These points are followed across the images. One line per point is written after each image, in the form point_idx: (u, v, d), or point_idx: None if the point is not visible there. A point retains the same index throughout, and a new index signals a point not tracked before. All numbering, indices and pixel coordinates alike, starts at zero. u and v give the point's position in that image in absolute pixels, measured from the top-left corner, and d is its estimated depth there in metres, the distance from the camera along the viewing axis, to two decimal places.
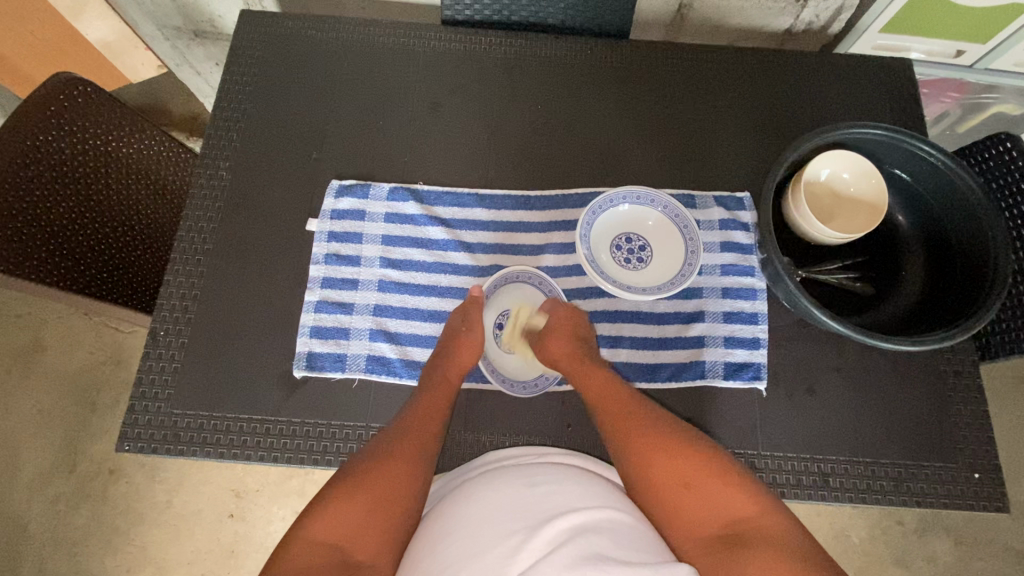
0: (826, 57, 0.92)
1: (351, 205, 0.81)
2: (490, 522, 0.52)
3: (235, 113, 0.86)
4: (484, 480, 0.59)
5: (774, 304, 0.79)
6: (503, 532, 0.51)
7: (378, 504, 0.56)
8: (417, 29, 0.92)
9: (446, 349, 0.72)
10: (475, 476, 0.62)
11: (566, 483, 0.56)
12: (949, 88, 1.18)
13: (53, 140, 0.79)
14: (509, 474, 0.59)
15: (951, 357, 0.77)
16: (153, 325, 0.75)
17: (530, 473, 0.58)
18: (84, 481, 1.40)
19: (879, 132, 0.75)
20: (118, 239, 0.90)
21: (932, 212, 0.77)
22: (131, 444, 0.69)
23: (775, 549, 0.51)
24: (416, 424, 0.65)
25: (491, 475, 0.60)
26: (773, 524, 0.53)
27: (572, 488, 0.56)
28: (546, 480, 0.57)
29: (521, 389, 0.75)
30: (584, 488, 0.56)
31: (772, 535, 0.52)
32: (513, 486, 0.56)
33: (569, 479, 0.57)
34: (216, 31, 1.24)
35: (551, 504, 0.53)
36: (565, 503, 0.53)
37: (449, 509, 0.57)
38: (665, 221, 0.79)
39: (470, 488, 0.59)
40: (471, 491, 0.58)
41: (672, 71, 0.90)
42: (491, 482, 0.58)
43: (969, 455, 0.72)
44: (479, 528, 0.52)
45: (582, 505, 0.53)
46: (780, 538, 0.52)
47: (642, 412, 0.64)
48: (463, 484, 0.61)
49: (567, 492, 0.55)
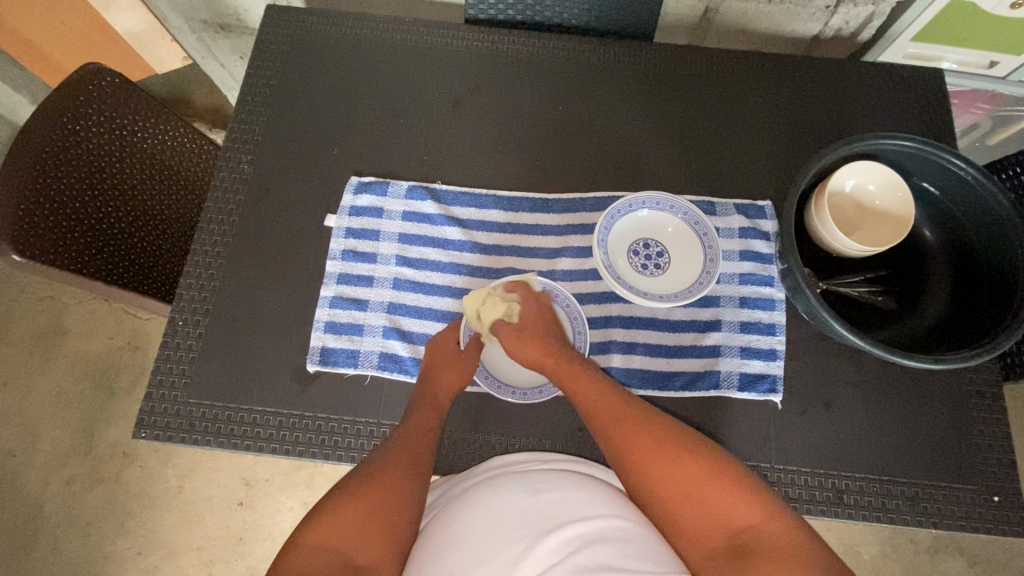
0: (854, 65, 0.90)
1: (369, 201, 0.81)
2: (495, 530, 0.53)
3: (257, 108, 0.86)
4: (489, 484, 0.59)
5: (793, 316, 0.78)
6: (509, 540, 0.51)
7: (380, 511, 0.57)
8: (440, 27, 0.92)
9: (429, 363, 0.72)
10: (480, 480, 0.62)
11: (572, 491, 0.56)
12: (979, 100, 1.15)
13: (81, 131, 0.80)
14: (513, 480, 0.59)
15: (975, 377, 0.75)
16: (172, 315, 0.76)
17: (535, 479, 0.59)
18: (99, 463, 1.43)
19: (908, 144, 0.73)
20: (139, 228, 0.91)
21: (962, 227, 0.75)
22: (147, 432, 0.71)
23: (780, 562, 0.51)
24: (409, 439, 0.64)
25: (496, 479, 0.60)
26: (777, 530, 0.54)
27: (576, 494, 0.56)
28: (551, 487, 0.57)
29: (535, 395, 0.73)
30: (588, 494, 0.56)
31: (777, 544, 0.53)
32: (519, 492, 0.56)
33: (574, 486, 0.58)
34: (242, 25, 1.26)
35: (556, 513, 0.53)
36: (571, 512, 0.53)
37: (456, 514, 0.57)
38: (684, 228, 0.78)
39: (473, 494, 0.59)
40: (476, 495, 0.58)
41: (696, 75, 0.89)
42: (496, 486, 0.59)
43: (989, 478, 0.71)
44: (484, 536, 0.52)
45: (588, 513, 0.53)
46: (785, 549, 0.52)
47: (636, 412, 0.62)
48: (469, 488, 0.61)
49: (571, 498, 0.55)
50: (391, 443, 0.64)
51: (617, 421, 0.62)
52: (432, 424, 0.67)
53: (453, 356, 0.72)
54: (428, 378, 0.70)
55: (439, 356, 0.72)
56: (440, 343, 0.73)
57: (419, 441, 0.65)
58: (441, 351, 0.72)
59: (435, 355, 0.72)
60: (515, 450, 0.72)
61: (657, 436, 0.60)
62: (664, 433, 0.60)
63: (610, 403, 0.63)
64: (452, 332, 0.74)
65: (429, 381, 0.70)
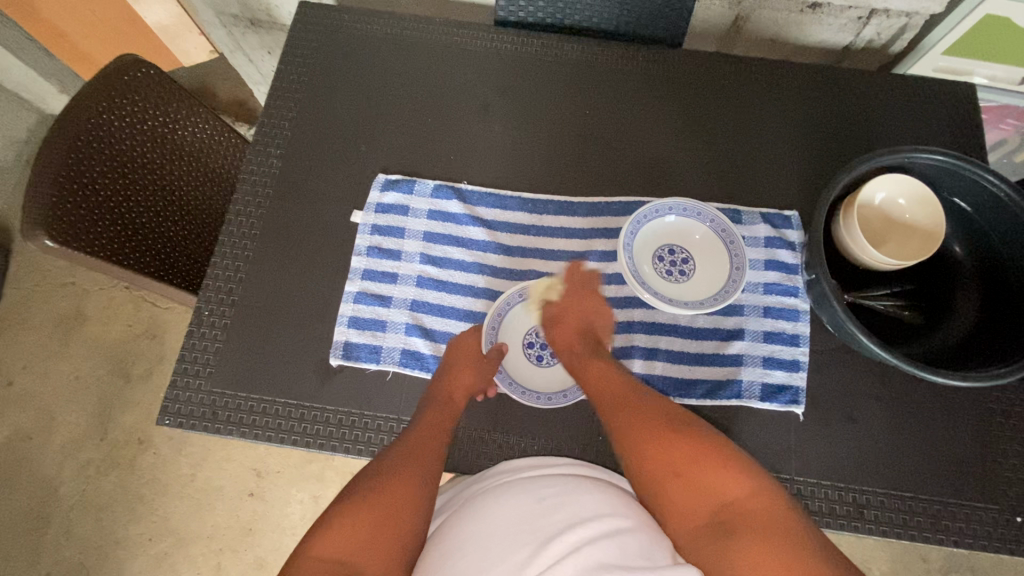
0: (885, 78, 0.90)
1: (395, 199, 0.82)
2: (499, 535, 0.53)
3: (287, 103, 0.87)
4: (495, 492, 0.59)
5: (817, 328, 0.77)
6: (512, 544, 0.51)
7: (389, 520, 0.56)
8: (470, 28, 0.92)
9: (447, 367, 0.73)
10: (487, 488, 0.62)
11: (577, 494, 0.56)
12: (1008, 116, 1.14)
13: (113, 121, 0.82)
14: (518, 488, 0.59)
15: (1001, 396, 0.74)
16: (198, 305, 0.77)
17: (541, 485, 0.59)
18: (114, 449, 1.45)
19: (939, 158, 0.73)
20: (168, 219, 0.92)
21: (992, 244, 0.74)
22: (171, 419, 0.71)
23: (764, 537, 0.50)
24: (421, 438, 0.65)
25: (503, 486, 0.60)
26: (762, 507, 0.53)
27: (580, 498, 0.56)
28: (556, 492, 0.57)
29: (560, 398, 0.74)
30: (592, 497, 0.56)
31: (763, 520, 0.52)
32: (523, 498, 0.57)
33: (580, 489, 0.57)
34: (272, 21, 1.27)
35: (559, 516, 0.53)
36: (574, 515, 0.53)
37: (463, 521, 0.58)
38: (710, 236, 0.78)
39: (480, 503, 0.59)
40: (482, 504, 0.58)
41: (725, 83, 0.89)
42: (502, 493, 0.59)
43: (1013, 498, 0.70)
44: (489, 543, 0.53)
45: (592, 514, 0.53)
46: (768, 525, 0.51)
47: (633, 394, 0.65)
48: (477, 495, 0.62)
49: (575, 502, 0.55)
50: (404, 442, 0.65)
51: (614, 407, 0.64)
52: (446, 430, 0.67)
53: (473, 360, 0.73)
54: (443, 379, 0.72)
55: (457, 359, 0.73)
56: (460, 346, 0.75)
57: (431, 441, 0.65)
58: (462, 353, 0.74)
59: (455, 358, 0.74)
60: (533, 451, 0.72)
61: (650, 419, 0.62)
62: (660, 416, 0.62)
63: (615, 385, 0.67)
64: (472, 335, 0.76)
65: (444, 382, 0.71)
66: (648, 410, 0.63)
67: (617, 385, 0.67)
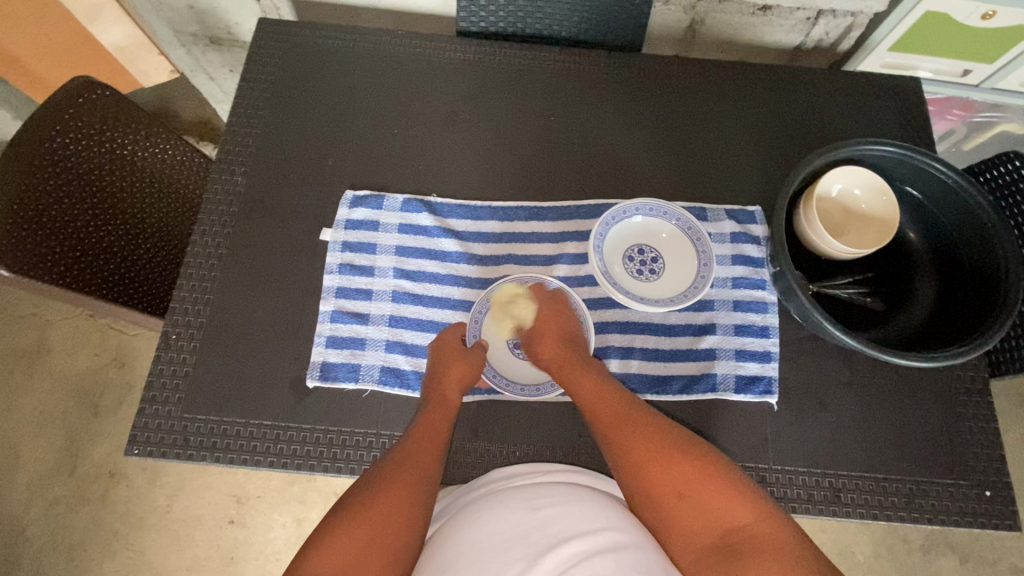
0: (837, 75, 0.93)
1: (365, 215, 0.81)
2: (493, 548, 0.53)
3: (251, 121, 0.86)
4: (488, 503, 0.59)
5: (786, 318, 0.79)
6: (507, 558, 0.51)
7: (383, 536, 0.55)
8: (432, 39, 0.93)
9: (438, 368, 0.71)
10: (479, 498, 0.62)
11: (572, 504, 0.57)
12: (954, 106, 1.20)
13: (68, 144, 0.79)
14: (511, 497, 0.59)
15: (963, 374, 0.77)
16: (165, 330, 0.75)
17: (536, 495, 0.59)
18: (84, 484, 1.39)
19: (889, 148, 0.76)
20: (128, 243, 0.90)
21: (944, 228, 0.77)
22: (140, 448, 0.69)
23: (773, 561, 0.51)
24: (416, 442, 0.64)
25: (496, 496, 0.60)
26: (770, 533, 0.53)
27: (574, 508, 0.56)
28: (550, 502, 0.57)
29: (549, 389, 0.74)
30: (586, 507, 0.56)
31: (768, 545, 0.52)
32: (518, 509, 0.56)
33: (575, 498, 0.58)
34: (233, 38, 1.26)
35: (555, 530, 0.53)
36: (570, 527, 0.54)
37: (455, 533, 0.57)
38: (678, 234, 0.80)
39: (472, 514, 0.59)
40: (476, 514, 0.58)
41: (684, 84, 0.91)
42: (495, 503, 0.58)
43: (980, 473, 0.72)
44: (483, 555, 0.52)
45: (588, 527, 0.54)
46: (775, 550, 0.51)
47: (633, 411, 0.65)
48: (470, 504, 0.61)
49: (570, 513, 0.55)
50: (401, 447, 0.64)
51: (614, 425, 0.64)
52: (439, 430, 0.66)
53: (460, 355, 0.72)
54: (431, 379, 0.70)
55: (443, 354, 0.72)
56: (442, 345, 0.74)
57: (424, 447, 0.64)
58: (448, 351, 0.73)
59: (439, 357, 0.72)
60: (515, 457, 0.71)
61: (658, 439, 0.61)
62: (669, 437, 0.61)
63: (612, 402, 0.66)
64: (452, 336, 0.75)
65: (433, 383, 0.70)
66: (654, 430, 0.62)
67: (615, 400, 0.66)
